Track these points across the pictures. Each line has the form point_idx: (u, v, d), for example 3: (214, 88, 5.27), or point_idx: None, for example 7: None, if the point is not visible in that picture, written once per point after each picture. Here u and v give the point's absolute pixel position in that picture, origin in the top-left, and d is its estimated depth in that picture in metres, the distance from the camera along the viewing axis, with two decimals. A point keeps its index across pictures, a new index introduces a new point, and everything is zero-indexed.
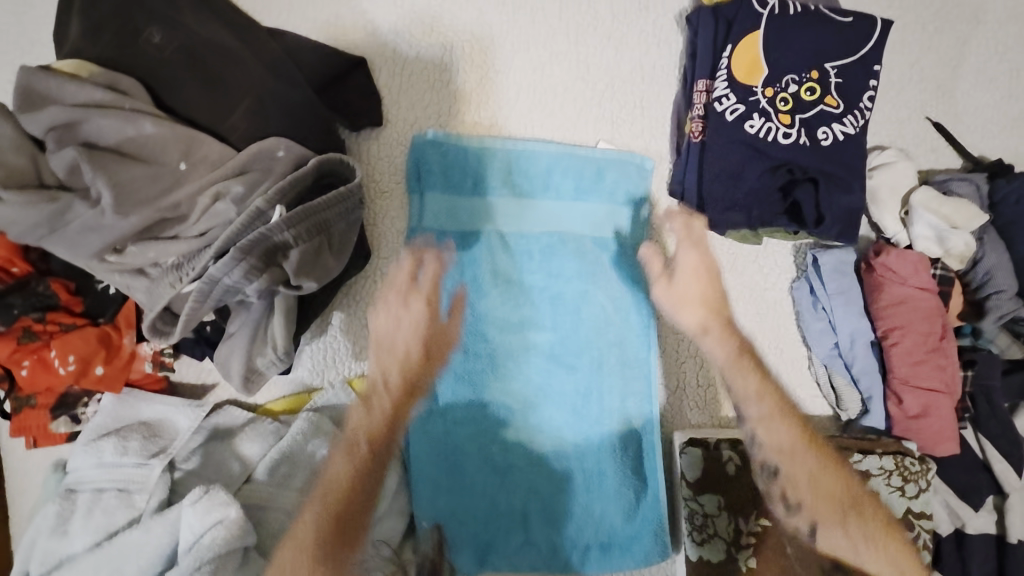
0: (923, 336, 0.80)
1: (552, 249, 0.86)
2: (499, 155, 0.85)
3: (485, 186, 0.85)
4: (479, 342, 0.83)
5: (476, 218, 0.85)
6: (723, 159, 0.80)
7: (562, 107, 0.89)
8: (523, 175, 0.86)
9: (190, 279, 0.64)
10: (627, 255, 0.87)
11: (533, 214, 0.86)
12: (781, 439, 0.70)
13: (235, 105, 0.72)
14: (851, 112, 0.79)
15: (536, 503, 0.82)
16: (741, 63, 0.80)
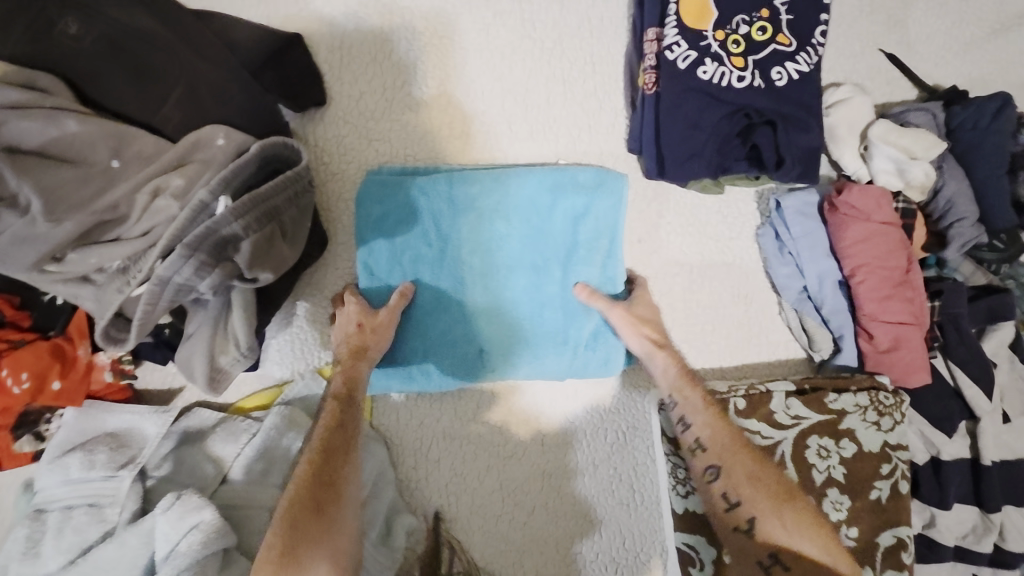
0: (889, 270, 0.80)
1: (512, 268, 0.81)
2: (440, 185, 0.79)
3: (432, 218, 0.79)
4: (450, 351, 0.80)
5: (427, 251, 0.80)
6: (678, 111, 0.78)
7: (512, 68, 0.86)
8: (469, 199, 0.80)
9: (138, 283, 0.62)
10: (586, 234, 0.82)
11: (484, 239, 0.80)
12: (761, 499, 0.71)
13: (168, 92, 0.69)
14: (803, 49, 0.78)
15: (519, 499, 0.84)
16: (688, 8, 0.78)
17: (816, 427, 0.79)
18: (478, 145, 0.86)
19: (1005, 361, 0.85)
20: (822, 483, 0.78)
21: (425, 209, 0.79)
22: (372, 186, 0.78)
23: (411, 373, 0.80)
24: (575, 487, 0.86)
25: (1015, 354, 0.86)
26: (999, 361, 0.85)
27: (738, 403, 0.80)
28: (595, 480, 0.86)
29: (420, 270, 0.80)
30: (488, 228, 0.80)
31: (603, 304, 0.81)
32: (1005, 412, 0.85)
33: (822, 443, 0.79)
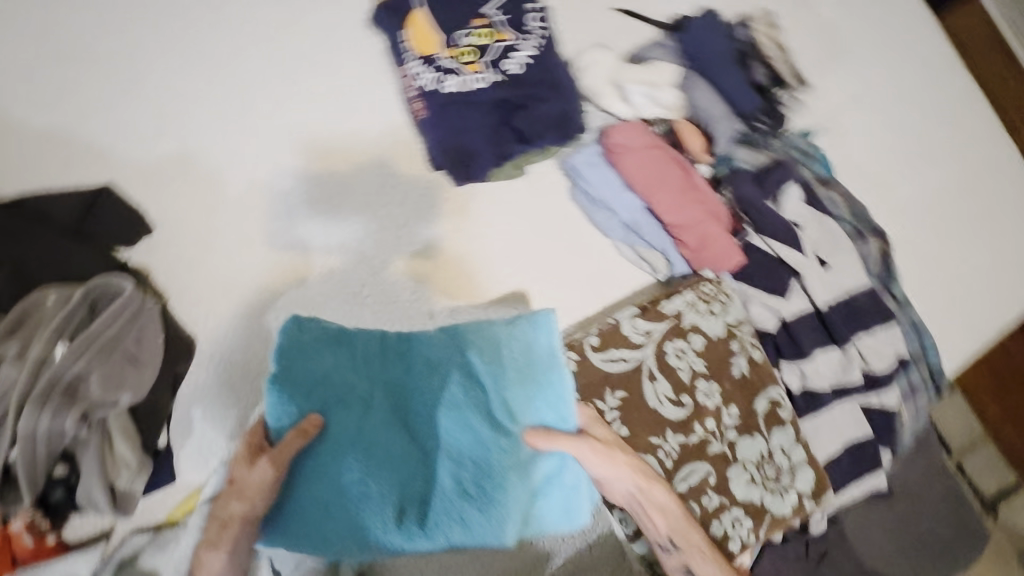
0: (670, 183, 0.91)
1: (448, 402, 0.74)
2: (360, 347, 0.75)
3: (331, 369, 0.73)
4: (370, 523, 0.69)
5: (343, 411, 0.72)
6: (444, 124, 0.89)
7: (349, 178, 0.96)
8: (428, 347, 0.76)
9: (13, 447, 0.69)
10: (520, 358, 0.77)
11: (414, 405, 0.74)
12: (677, 527, 0.77)
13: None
14: (526, 37, 0.91)
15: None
16: (417, 40, 0.89)
17: (666, 334, 0.88)
18: (301, 215, 0.95)
19: (808, 219, 0.95)
20: (688, 379, 0.87)
21: (350, 361, 0.74)
22: (298, 337, 0.73)
23: (322, 539, 0.69)
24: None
25: (816, 209, 0.96)
26: (804, 222, 0.95)
27: (592, 341, 0.86)
28: None
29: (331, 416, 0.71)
30: (417, 394, 0.74)
31: (564, 446, 0.74)
32: (821, 258, 0.95)
33: (677, 345, 0.88)
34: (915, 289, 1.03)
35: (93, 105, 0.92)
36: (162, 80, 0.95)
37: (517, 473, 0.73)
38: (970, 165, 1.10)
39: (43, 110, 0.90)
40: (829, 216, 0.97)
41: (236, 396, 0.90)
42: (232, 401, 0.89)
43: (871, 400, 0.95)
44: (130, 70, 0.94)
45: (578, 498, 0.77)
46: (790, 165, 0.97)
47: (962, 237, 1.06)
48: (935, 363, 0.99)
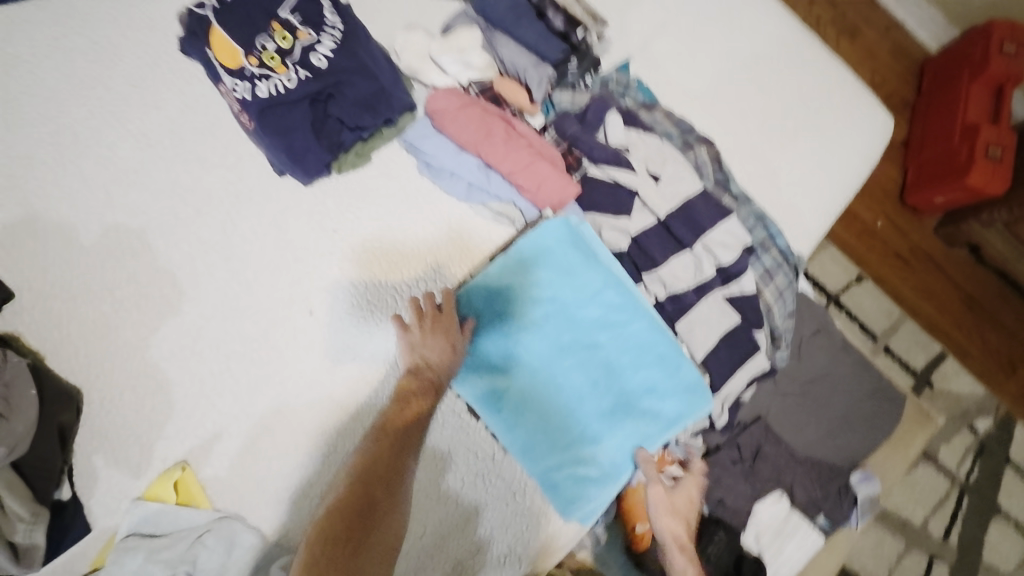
0: (494, 134, 0.98)
1: (571, 357, 0.95)
2: (594, 273, 0.96)
3: (555, 294, 0.95)
4: (503, 410, 0.93)
5: (554, 319, 0.95)
6: (269, 128, 0.94)
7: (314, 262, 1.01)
8: (570, 292, 0.96)
9: None
10: (656, 384, 0.97)
11: (591, 334, 0.96)
12: (662, 515, 1.06)
13: None
14: (322, 33, 0.97)
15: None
16: (223, 55, 0.94)
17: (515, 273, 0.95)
18: (160, 247, 0.98)
19: (632, 140, 1.03)
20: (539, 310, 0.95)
21: (581, 278, 0.96)
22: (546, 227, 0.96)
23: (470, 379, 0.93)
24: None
25: (638, 130, 1.04)
26: (629, 143, 1.03)
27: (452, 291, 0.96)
28: (456, 476, 0.97)
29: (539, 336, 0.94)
30: (610, 328, 0.96)
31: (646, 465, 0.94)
32: (653, 172, 1.02)
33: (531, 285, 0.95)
34: (752, 183, 1.11)
35: None
36: None
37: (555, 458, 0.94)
38: (783, 58, 1.18)
39: None
40: (652, 132, 1.05)
41: (134, 433, 0.93)
42: (131, 439, 0.92)
43: (731, 289, 1.02)
44: None
45: (583, 511, 0.94)
46: (607, 98, 1.05)
47: (786, 127, 1.14)
48: (784, 244, 1.07)
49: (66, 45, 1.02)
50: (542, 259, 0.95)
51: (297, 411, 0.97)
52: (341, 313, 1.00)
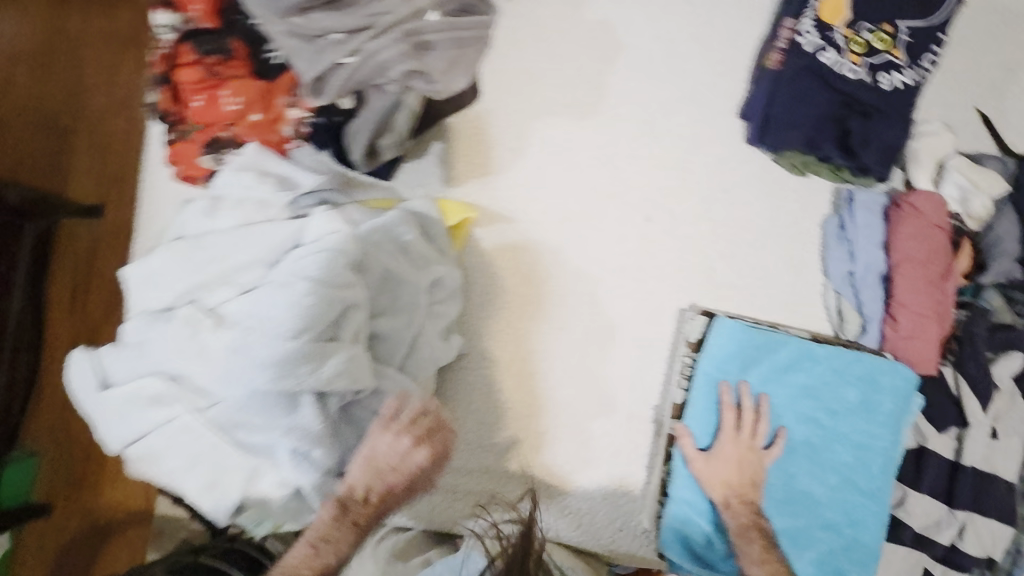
0: (928, 268, 0.93)
1: (798, 460, 0.88)
2: (880, 434, 0.88)
3: (836, 405, 0.88)
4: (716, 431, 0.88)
5: (814, 403, 0.88)
6: (797, 85, 0.95)
7: (690, 160, 1.04)
8: (844, 426, 0.88)
9: (349, 54, 0.81)
10: (832, 556, 0.87)
11: (829, 458, 0.88)
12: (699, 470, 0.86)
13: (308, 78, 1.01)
14: (911, 66, 0.94)
15: (557, 362, 1.00)
16: (827, 5, 0.94)
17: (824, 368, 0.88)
18: (614, 67, 1.04)
19: (1006, 389, 0.94)
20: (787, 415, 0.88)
21: (869, 425, 0.87)
22: (888, 366, 0.88)
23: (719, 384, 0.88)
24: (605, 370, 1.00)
25: (1019, 388, 0.95)
26: (1001, 388, 0.95)
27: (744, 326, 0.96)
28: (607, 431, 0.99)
29: (779, 419, 0.88)
30: (860, 430, 0.88)
31: (714, 466, 0.86)
32: (996, 430, 0.94)
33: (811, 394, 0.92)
34: None
35: None
36: None
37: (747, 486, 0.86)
38: None
39: None
40: None
41: (473, 157, 1.01)
42: (468, 159, 1.01)
43: (936, 568, 0.93)
44: None
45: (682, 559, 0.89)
46: None
47: None
48: None
49: None
50: (851, 383, 0.88)
51: (564, 264, 1.01)
52: (660, 247, 1.02)
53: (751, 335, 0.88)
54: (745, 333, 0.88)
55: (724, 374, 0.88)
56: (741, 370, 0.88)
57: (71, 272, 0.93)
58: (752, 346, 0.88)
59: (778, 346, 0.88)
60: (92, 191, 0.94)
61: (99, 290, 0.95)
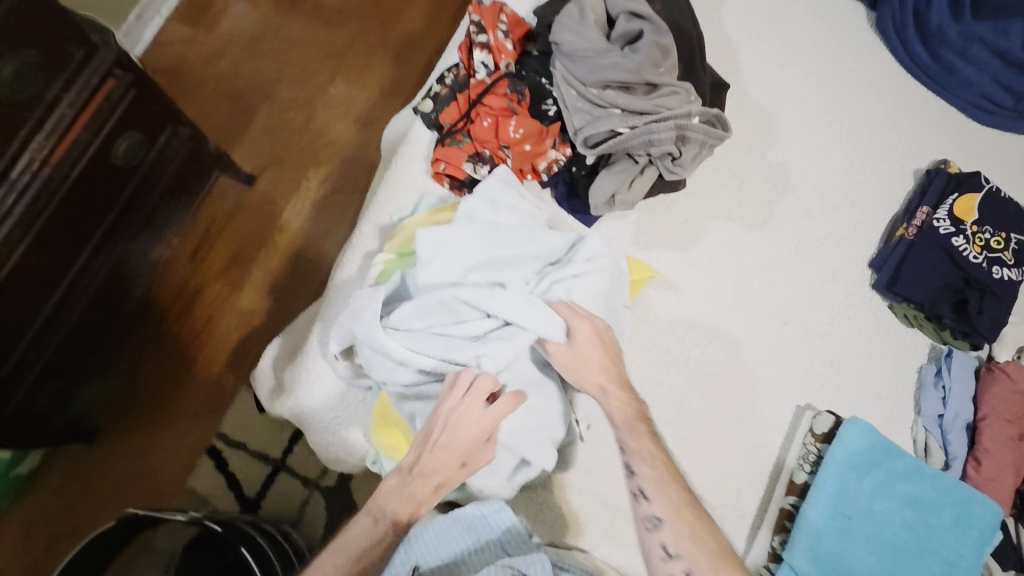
0: (1009, 427, 1.13)
1: (898, 560, 0.99)
2: (967, 559, 1.01)
3: (935, 522, 1.02)
4: (835, 511, 1.01)
5: (917, 514, 1.02)
6: (926, 254, 1.21)
7: (824, 289, 1.25)
8: (938, 541, 1.01)
9: (628, 126, 1.05)
10: None
11: (922, 566, 0.99)
12: (588, 348, 0.91)
13: (294, 296, 1.73)
14: (1016, 267, 1.20)
15: (690, 423, 1.12)
16: (960, 205, 1.23)
17: (940, 483, 1.04)
18: (779, 200, 1.29)
19: None
20: (899, 520, 1.02)
21: (958, 546, 1.01)
22: (979, 500, 1.03)
23: (844, 473, 1.03)
24: (730, 442, 1.12)
25: None
26: None
27: None
28: (724, 501, 1.08)
29: (888, 520, 1.02)
30: (952, 547, 1.01)
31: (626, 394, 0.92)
32: None
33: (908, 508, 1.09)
34: None
35: (761, 57, 1.36)
36: (799, 78, 1.36)
37: (852, 568, 0.98)
38: None
39: (742, 36, 1.36)
40: None
41: (659, 233, 1.21)
42: (654, 233, 1.21)
43: None
44: (793, 61, 1.37)
45: None
46: None
47: None
48: None
49: (884, 97, 1.38)
50: (949, 507, 1.03)
51: (710, 340, 1.18)
52: (789, 350, 1.20)
53: (875, 441, 1.05)
54: (872, 438, 1.05)
55: (848, 466, 1.04)
56: (862, 467, 1.04)
57: (196, 331, 1.68)
58: (875, 449, 1.04)
59: (893, 457, 1.05)
60: (245, 241, 1.76)
61: (199, 338, 1.67)
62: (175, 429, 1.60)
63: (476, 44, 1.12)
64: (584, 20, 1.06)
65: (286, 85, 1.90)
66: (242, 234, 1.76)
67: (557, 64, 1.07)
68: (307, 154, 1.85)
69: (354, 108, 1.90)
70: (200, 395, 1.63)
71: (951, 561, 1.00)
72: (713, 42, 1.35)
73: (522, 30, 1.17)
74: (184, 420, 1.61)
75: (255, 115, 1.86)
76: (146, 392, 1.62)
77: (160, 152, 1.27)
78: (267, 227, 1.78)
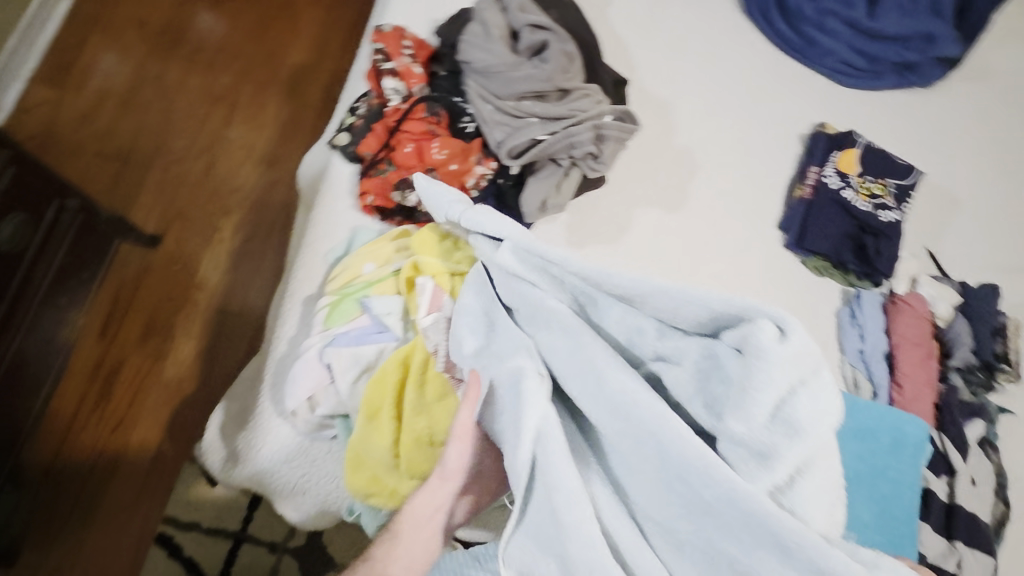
0: (917, 348, 1.29)
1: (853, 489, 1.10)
2: (908, 473, 1.13)
3: (878, 448, 1.13)
4: None
5: (862, 445, 1.13)
6: (823, 209, 1.35)
7: (744, 256, 1.35)
8: (883, 464, 1.13)
9: (547, 133, 1.08)
10: None
11: (873, 490, 1.11)
12: None
13: (224, 355, 1.62)
14: (896, 208, 1.37)
15: None
16: (843, 161, 1.39)
17: (875, 412, 1.15)
18: (691, 181, 1.38)
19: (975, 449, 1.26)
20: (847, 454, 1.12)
21: (899, 465, 1.13)
22: (908, 420, 1.16)
23: None
24: None
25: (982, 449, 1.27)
26: (971, 447, 1.26)
27: None
28: None
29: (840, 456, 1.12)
30: (895, 467, 1.13)
31: None
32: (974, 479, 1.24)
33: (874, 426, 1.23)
34: None
35: (650, 50, 1.45)
36: (687, 66, 1.46)
37: None
38: None
39: (630, 33, 1.44)
40: (987, 458, 1.27)
41: (590, 230, 1.26)
42: (586, 231, 1.26)
43: None
44: (679, 51, 1.46)
45: None
46: (983, 409, 1.30)
47: None
48: None
49: (762, 73, 1.51)
50: (886, 433, 1.14)
51: None
52: None
53: None
54: None
55: None
56: None
57: (117, 414, 1.53)
58: None
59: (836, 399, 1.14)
60: (157, 308, 1.63)
61: (122, 420, 1.52)
62: (110, 526, 1.45)
63: (383, 71, 1.11)
64: (489, 37, 1.10)
65: (173, 134, 1.78)
66: (153, 301, 1.63)
67: (471, 83, 1.11)
68: (211, 205, 1.74)
69: (254, 150, 1.81)
70: (134, 483, 1.49)
71: (897, 478, 1.12)
72: (605, 42, 1.42)
73: (427, 52, 1.18)
74: (121, 514, 1.46)
75: (145, 171, 1.73)
76: (69, 492, 1.46)
77: (49, 228, 1.16)
78: (180, 287, 1.65)
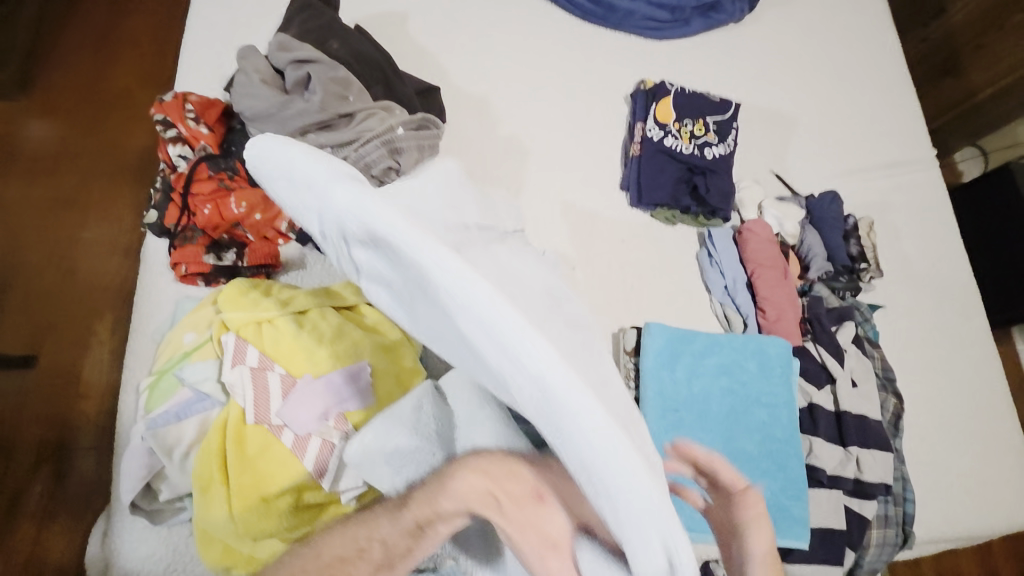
0: (772, 270, 1.31)
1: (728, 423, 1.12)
2: (779, 393, 1.16)
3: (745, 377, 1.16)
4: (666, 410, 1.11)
5: (729, 378, 1.15)
6: (653, 161, 1.38)
7: (593, 224, 1.36)
8: (753, 391, 1.15)
9: (340, 160, 1.09)
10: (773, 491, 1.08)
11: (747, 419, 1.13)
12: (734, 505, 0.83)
13: None
14: (720, 142, 1.42)
15: None
16: (661, 112, 1.41)
17: (735, 342, 1.18)
18: (525, 166, 1.39)
19: (851, 350, 1.29)
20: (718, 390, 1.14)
21: (769, 387, 1.16)
22: (769, 343, 1.19)
23: (660, 374, 1.13)
24: None
25: (858, 348, 1.30)
26: (848, 350, 1.29)
27: None
28: None
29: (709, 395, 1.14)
30: (765, 390, 1.16)
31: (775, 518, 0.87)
32: (855, 380, 1.26)
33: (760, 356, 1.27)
34: (908, 453, 1.31)
35: (458, 53, 1.46)
36: (499, 59, 1.48)
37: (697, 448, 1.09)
38: (988, 400, 1.39)
39: (434, 42, 1.46)
40: (865, 355, 1.30)
41: None
42: None
43: (851, 500, 1.17)
44: (487, 46, 1.49)
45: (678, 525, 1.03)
46: (851, 310, 1.33)
47: (959, 440, 1.33)
48: (910, 511, 1.21)
49: (575, 48, 1.54)
50: (750, 360, 1.17)
51: None
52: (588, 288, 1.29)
53: (674, 335, 1.16)
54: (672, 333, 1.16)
55: (661, 367, 1.13)
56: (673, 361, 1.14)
57: (22, 545, 1.46)
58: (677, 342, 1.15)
59: (694, 341, 1.16)
60: (44, 426, 1.57)
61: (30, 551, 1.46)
62: None
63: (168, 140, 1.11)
64: (257, 82, 1.09)
65: (28, 249, 1.74)
66: (39, 420, 1.58)
67: (254, 131, 1.11)
68: (83, 309, 1.70)
69: (117, 243, 1.77)
70: None
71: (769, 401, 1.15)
72: (410, 56, 1.44)
73: (216, 107, 1.15)
74: None
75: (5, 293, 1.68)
76: None
77: None
78: (65, 400, 1.60)
